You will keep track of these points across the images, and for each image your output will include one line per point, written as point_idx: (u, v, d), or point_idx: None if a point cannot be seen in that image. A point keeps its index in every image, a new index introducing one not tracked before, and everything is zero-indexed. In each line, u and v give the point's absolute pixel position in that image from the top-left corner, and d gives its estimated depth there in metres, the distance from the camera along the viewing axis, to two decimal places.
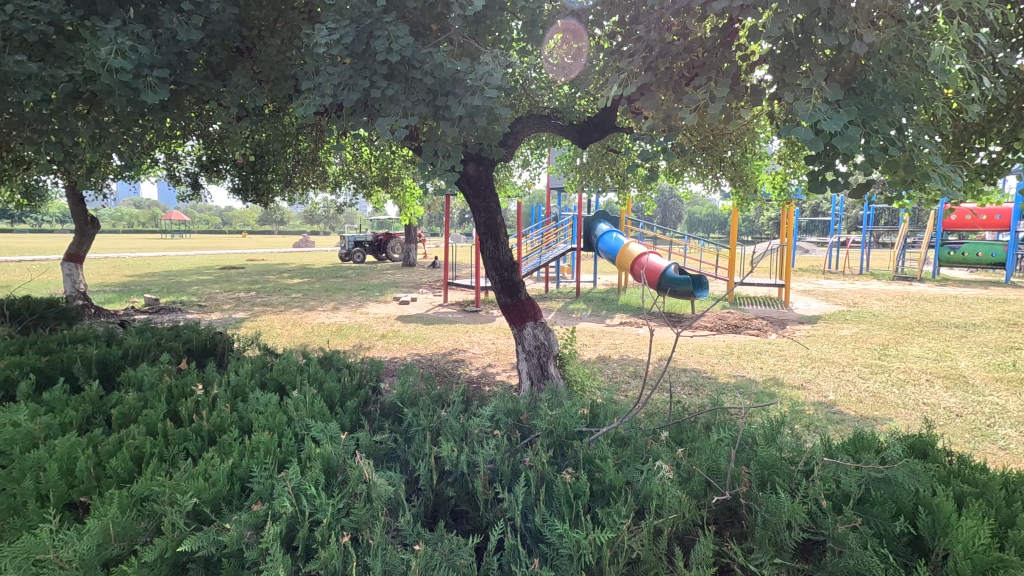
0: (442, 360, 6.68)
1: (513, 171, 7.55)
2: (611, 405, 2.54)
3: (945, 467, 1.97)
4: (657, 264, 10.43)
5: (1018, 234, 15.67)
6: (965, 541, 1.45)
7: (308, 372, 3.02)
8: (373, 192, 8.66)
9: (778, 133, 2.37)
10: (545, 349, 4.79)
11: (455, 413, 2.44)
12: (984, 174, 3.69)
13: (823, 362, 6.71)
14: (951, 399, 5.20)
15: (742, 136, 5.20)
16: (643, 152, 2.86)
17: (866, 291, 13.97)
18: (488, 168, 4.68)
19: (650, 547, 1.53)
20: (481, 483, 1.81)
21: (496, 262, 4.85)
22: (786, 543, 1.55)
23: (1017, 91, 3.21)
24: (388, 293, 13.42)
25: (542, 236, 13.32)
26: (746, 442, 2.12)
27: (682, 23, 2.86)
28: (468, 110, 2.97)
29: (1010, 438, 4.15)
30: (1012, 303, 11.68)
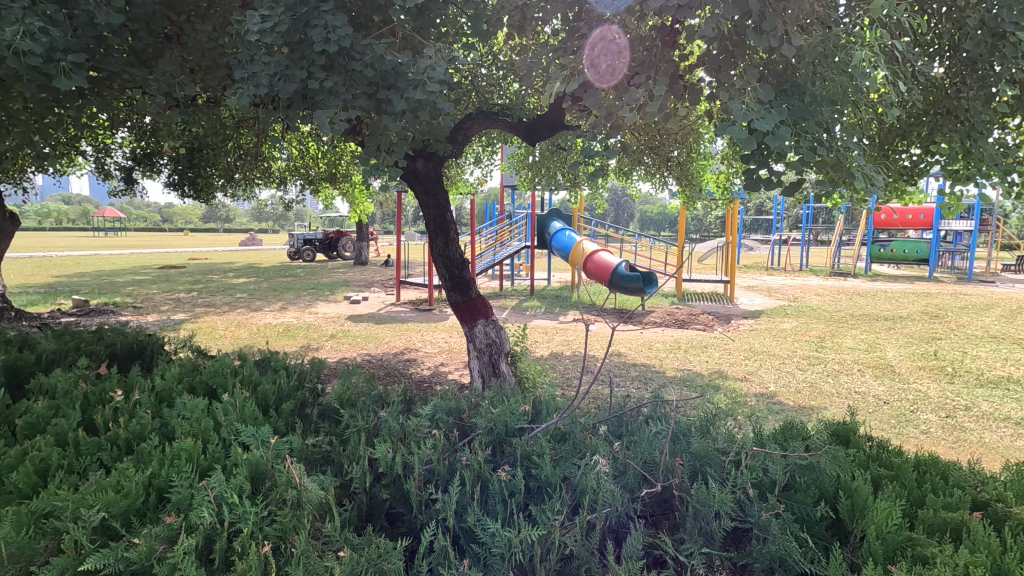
0: (393, 360, 6.55)
1: (464, 168, 7.48)
2: (554, 401, 2.54)
3: (865, 453, 2.06)
4: (608, 261, 10.58)
5: (939, 232, 16.81)
6: (878, 522, 1.51)
7: (243, 374, 2.88)
8: (321, 189, 8.41)
9: (714, 132, 2.42)
10: (496, 347, 4.75)
11: (395, 414, 2.38)
12: (906, 175, 3.91)
13: (765, 354, 6.99)
14: (880, 388, 5.50)
15: (687, 136, 5.34)
16: (587, 150, 2.88)
17: (805, 287, 14.66)
18: (437, 164, 4.61)
19: (582, 543, 1.53)
20: (415, 484, 1.76)
21: (446, 258, 4.79)
22: (715, 532, 1.58)
23: (934, 98, 3.40)
24: (339, 292, 13.08)
25: (496, 234, 13.22)
26: (681, 433, 2.15)
27: (622, 22, 2.90)
28: (411, 103, 2.89)
29: (931, 423, 4.44)
30: (933, 297, 12.52)
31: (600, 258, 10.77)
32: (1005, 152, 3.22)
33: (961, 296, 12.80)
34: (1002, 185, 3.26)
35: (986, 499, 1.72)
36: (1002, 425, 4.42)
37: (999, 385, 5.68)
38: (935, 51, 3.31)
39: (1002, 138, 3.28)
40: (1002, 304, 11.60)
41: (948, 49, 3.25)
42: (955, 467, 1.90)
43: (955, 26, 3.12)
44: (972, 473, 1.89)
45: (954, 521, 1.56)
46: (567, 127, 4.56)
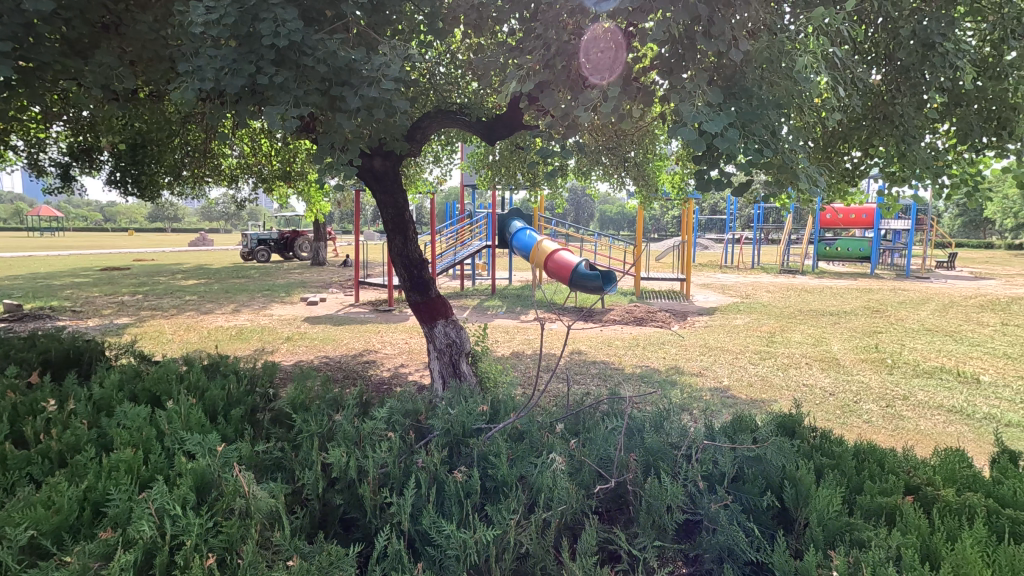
0: (351, 362, 6.42)
1: (424, 167, 7.41)
2: (513, 400, 2.54)
3: (809, 443, 2.14)
4: (568, 260, 10.70)
5: (879, 230, 17.71)
6: (821, 509, 1.57)
7: (189, 381, 2.77)
8: (275, 189, 8.17)
9: (666, 134, 2.48)
10: (457, 348, 4.70)
11: (350, 417, 2.33)
12: (848, 177, 4.10)
13: (718, 350, 7.21)
14: (825, 380, 5.77)
15: (642, 137, 5.44)
16: (544, 150, 2.90)
17: (757, 284, 15.21)
18: (395, 163, 4.55)
19: (537, 541, 1.53)
20: (369, 487, 1.72)
21: (404, 258, 4.73)
22: (667, 525, 1.62)
23: (872, 104, 3.58)
24: (295, 293, 12.75)
25: (456, 234, 13.15)
26: (636, 428, 2.19)
27: (577, 24, 2.92)
28: (365, 101, 2.82)
29: (872, 412, 4.68)
30: (874, 293, 13.19)
31: (560, 257, 10.87)
32: (936, 156, 3.42)
33: (898, 292, 13.54)
34: (934, 186, 3.45)
35: (917, 483, 1.82)
36: (935, 413, 4.70)
37: (933, 375, 6.03)
38: (872, 59, 3.49)
39: (933, 142, 3.48)
40: (936, 298, 12.33)
41: (884, 57, 3.44)
42: (890, 454, 2.00)
43: (890, 36, 3.29)
44: (906, 459, 1.99)
45: (888, 505, 1.64)
46: (525, 127, 4.56)
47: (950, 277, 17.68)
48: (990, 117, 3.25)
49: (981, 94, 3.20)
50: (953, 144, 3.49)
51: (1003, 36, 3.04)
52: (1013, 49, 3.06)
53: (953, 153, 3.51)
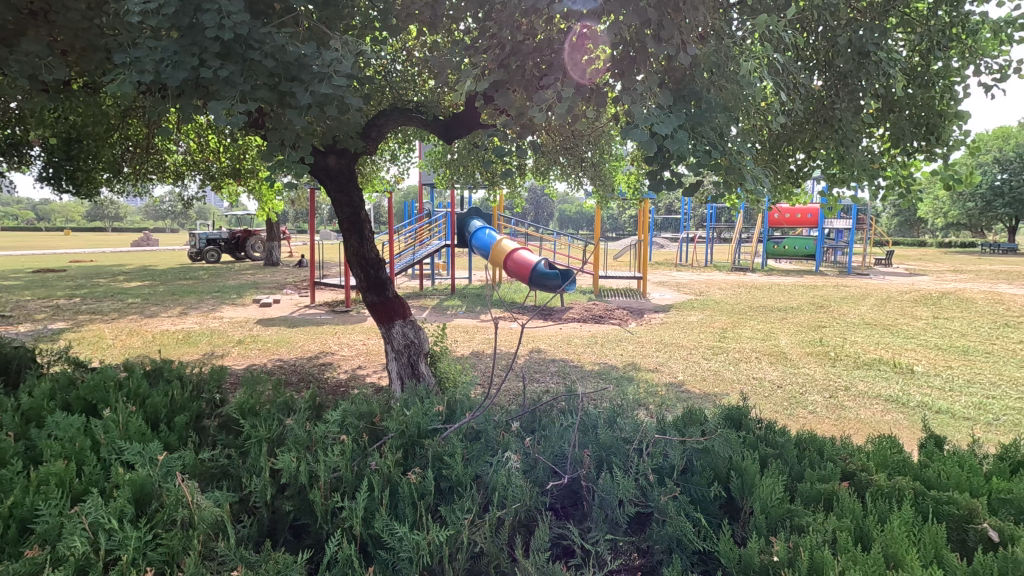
0: (307, 364, 6.27)
1: (380, 165, 7.29)
2: (469, 400, 2.53)
3: (755, 434, 2.23)
4: (528, 259, 10.77)
5: (823, 229, 18.56)
6: (764, 497, 1.64)
7: (129, 388, 2.64)
8: (224, 187, 7.87)
9: (618, 135, 2.52)
10: (415, 348, 4.63)
11: (301, 421, 2.27)
12: (793, 179, 4.27)
13: (673, 346, 7.40)
14: (774, 373, 6.00)
15: (598, 137, 5.52)
16: (498, 149, 2.91)
17: (709, 282, 15.67)
18: (350, 161, 4.46)
19: (491, 540, 1.54)
20: (320, 492, 1.69)
21: (360, 257, 4.64)
22: (619, 518, 1.65)
23: (813, 108, 3.74)
24: (247, 295, 12.32)
25: (415, 234, 13.01)
26: (590, 425, 2.23)
27: (530, 24, 2.94)
28: (316, 97, 2.75)
29: (817, 403, 4.90)
30: (818, 289, 13.84)
31: (519, 256, 10.93)
32: (872, 159, 3.61)
33: (841, 288, 14.23)
34: (871, 188, 3.63)
35: (852, 469, 1.92)
36: (874, 402, 4.97)
37: (872, 366, 6.38)
38: (812, 65, 3.64)
39: (870, 146, 3.66)
40: (874, 294, 13.02)
41: (823, 64, 3.59)
42: (829, 442, 2.10)
43: (828, 44, 3.45)
44: (844, 447, 2.09)
45: (826, 491, 1.72)
46: (482, 126, 4.55)
47: (888, 274, 18.70)
48: (920, 123, 3.45)
49: (912, 101, 3.39)
50: (888, 148, 3.68)
51: (930, 48, 3.23)
52: (939, 60, 3.25)
53: (887, 156, 3.70)
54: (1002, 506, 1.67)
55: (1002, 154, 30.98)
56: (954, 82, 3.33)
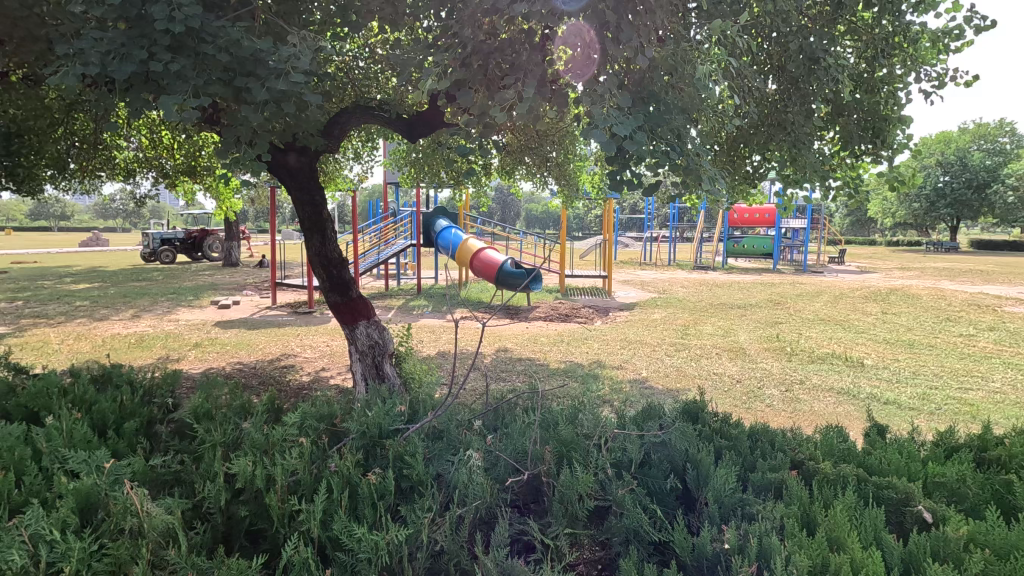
0: (268, 367, 6.12)
1: (343, 163, 7.17)
2: (431, 400, 2.52)
3: (710, 427, 2.30)
4: (494, 258, 10.79)
5: (780, 229, 19.20)
6: (718, 487, 1.69)
7: (75, 395, 2.53)
8: (179, 186, 7.59)
9: (579, 135, 2.55)
10: (380, 349, 4.57)
11: (259, 424, 2.22)
12: (749, 180, 4.41)
13: (638, 343, 7.53)
14: (733, 368, 6.19)
15: (561, 137, 5.59)
16: (460, 147, 2.91)
17: (673, 280, 16.00)
18: (311, 159, 4.38)
19: (452, 537, 1.54)
20: (276, 495, 1.65)
21: (323, 257, 4.55)
22: (578, 513, 1.68)
23: (767, 111, 3.87)
24: (205, 296, 11.93)
25: (380, 233, 12.85)
26: (551, 421, 2.25)
27: (491, 25, 2.95)
28: (273, 94, 2.69)
29: (774, 397, 5.07)
30: (775, 287, 14.31)
31: (485, 256, 10.93)
32: (823, 161, 3.75)
33: (797, 286, 14.75)
34: (822, 188, 3.78)
35: (801, 458, 1.99)
36: (827, 394, 5.18)
37: (825, 360, 6.64)
38: (766, 69, 3.76)
39: (821, 148, 3.81)
40: (828, 291, 13.54)
41: (776, 69, 3.71)
42: (780, 433, 2.18)
43: (780, 50, 3.58)
44: (793, 437, 2.18)
45: (776, 480, 1.79)
46: (446, 125, 4.52)
47: (840, 271, 19.51)
48: (866, 127, 3.61)
49: (859, 106, 3.55)
50: (837, 150, 3.84)
51: (875, 55, 3.39)
52: (884, 66, 3.41)
53: (837, 158, 3.86)
54: (936, 489, 1.78)
55: (944, 157, 32.70)
56: (898, 88, 3.50)
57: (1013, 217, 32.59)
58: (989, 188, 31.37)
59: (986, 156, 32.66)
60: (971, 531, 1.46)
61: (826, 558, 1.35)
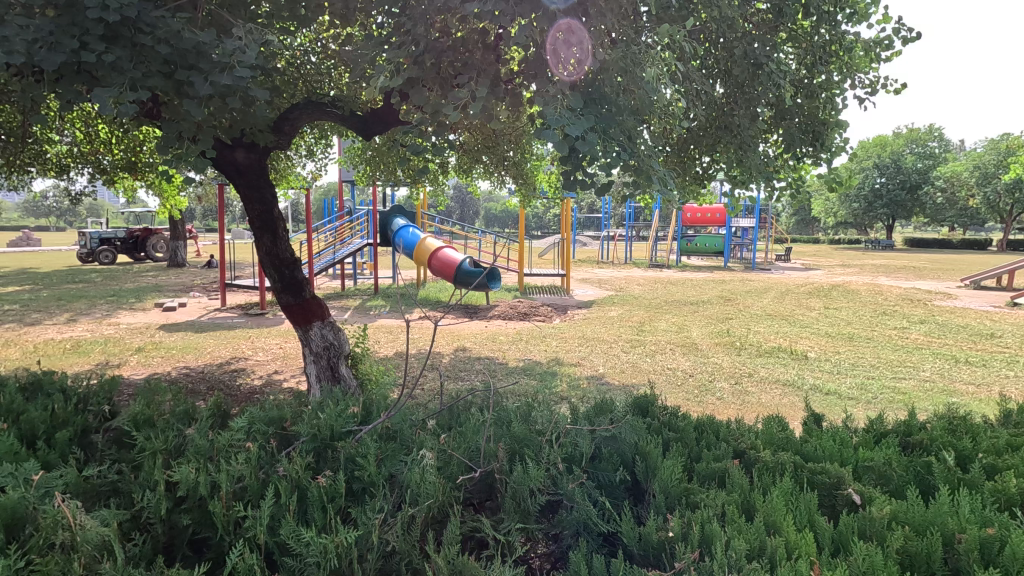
0: (216, 371, 5.90)
1: (295, 160, 6.97)
2: (385, 401, 2.50)
3: (659, 420, 2.37)
4: (452, 257, 10.75)
5: (730, 228, 19.88)
6: (665, 478, 1.75)
7: (0, 405, 2.38)
8: (118, 182, 7.20)
9: (532, 135, 2.56)
10: (335, 350, 4.48)
11: (203, 430, 2.15)
12: (699, 180, 4.54)
13: (595, 340, 7.66)
14: (686, 363, 6.38)
15: (518, 136, 5.63)
16: (413, 146, 2.89)
17: (629, 278, 16.32)
18: (260, 156, 4.25)
19: (403, 537, 1.54)
20: (221, 503, 1.61)
21: (273, 258, 4.42)
22: (530, 508, 1.70)
23: (715, 114, 3.97)
24: (148, 299, 11.38)
25: (335, 232, 12.57)
26: (505, 419, 2.27)
27: (443, 23, 2.95)
28: (217, 88, 2.60)
29: (724, 390, 5.26)
30: (726, 284, 14.79)
31: (444, 254, 10.87)
32: (768, 162, 3.90)
33: (746, 283, 15.31)
34: (767, 189, 3.94)
35: (743, 447, 2.08)
36: (773, 386, 5.41)
37: (772, 353, 6.93)
38: (714, 74, 3.84)
39: (766, 150, 3.97)
40: (775, 287, 14.11)
41: (723, 73, 3.84)
42: (724, 424, 2.26)
43: (725, 55, 3.70)
44: (736, 428, 2.26)
45: (720, 470, 1.86)
46: (401, 123, 4.46)
47: (786, 268, 20.37)
48: (807, 130, 3.78)
49: (800, 110, 3.72)
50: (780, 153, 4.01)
51: (813, 62, 3.56)
52: (822, 73, 3.59)
53: (780, 160, 4.02)
54: (866, 472, 1.89)
55: (880, 159, 34.59)
56: (835, 94, 3.69)
57: (942, 216, 34.81)
58: (921, 189, 33.40)
59: (918, 159, 34.74)
60: (894, 510, 1.57)
61: (762, 541, 1.42)
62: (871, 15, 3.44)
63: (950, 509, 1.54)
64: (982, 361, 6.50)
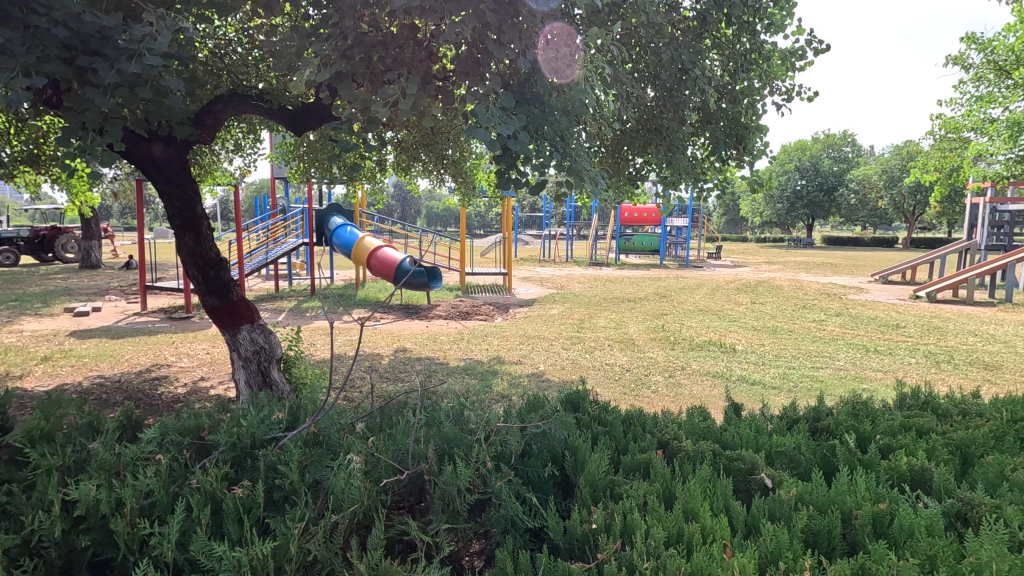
0: (134, 380, 5.51)
1: (222, 156, 6.60)
2: (312, 406, 2.41)
3: (590, 415, 2.42)
4: (392, 256, 10.55)
5: (666, 227, 20.59)
6: (593, 472, 1.78)
7: None
8: (19, 177, 6.57)
9: (463, 134, 2.53)
10: (266, 354, 4.29)
11: (109, 443, 2.00)
12: (633, 181, 4.65)
13: (535, 338, 7.74)
14: (623, 358, 6.56)
15: (456, 135, 5.59)
16: (342, 143, 2.81)
17: (569, 276, 16.60)
18: (180, 151, 4.00)
19: (325, 545, 1.49)
20: (124, 520, 1.50)
21: (197, 258, 4.17)
22: (459, 508, 1.69)
23: (644, 116, 4.07)
24: (56, 303, 10.48)
25: (268, 231, 12.02)
26: (436, 420, 2.25)
27: (372, 17, 2.87)
28: (124, 77, 2.42)
29: (658, 383, 5.45)
30: (661, 281, 15.33)
31: (383, 254, 10.65)
32: (694, 164, 4.06)
33: (680, 279, 15.91)
34: (696, 189, 4.09)
35: (667, 438, 2.15)
36: (703, 378, 5.67)
37: (703, 347, 7.23)
38: (644, 77, 3.93)
39: (693, 152, 4.13)
40: (706, 284, 14.75)
41: (652, 77, 3.93)
42: (651, 417, 2.34)
43: (652, 60, 3.77)
44: (662, 420, 2.34)
45: (644, 461, 1.92)
46: (335, 119, 4.32)
47: (717, 265, 21.34)
48: (731, 134, 3.96)
49: (724, 114, 3.89)
50: (707, 155, 4.17)
51: (736, 68, 3.71)
52: (744, 80, 3.72)
53: (707, 161, 4.19)
54: (778, 457, 2.01)
55: (801, 163, 36.85)
56: (756, 99, 3.88)
57: (855, 217, 37.53)
58: (836, 191, 35.87)
59: (834, 163, 37.28)
60: (800, 492, 1.67)
61: (680, 529, 1.48)
62: (786, 27, 3.70)
63: (849, 488, 1.65)
64: (888, 350, 7.07)
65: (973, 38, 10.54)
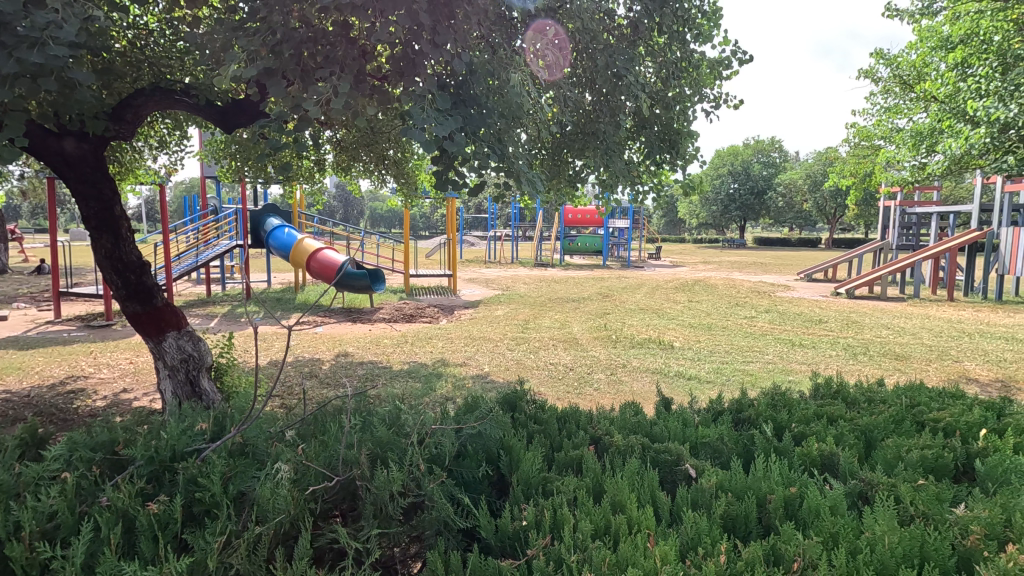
0: (46, 394, 5.09)
1: (145, 153, 6.22)
2: (239, 415, 2.32)
3: (526, 414, 2.45)
4: (332, 259, 10.26)
5: (609, 228, 21.08)
6: (526, 470, 1.81)
7: None
8: None
9: (397, 134, 2.48)
10: (195, 362, 4.06)
11: (7, 463, 1.85)
12: (573, 184, 4.74)
13: (480, 339, 7.75)
14: (567, 357, 6.67)
15: (396, 135, 5.50)
16: (270, 141, 2.71)
17: (514, 277, 16.74)
18: (94, 146, 3.73)
19: (248, 558, 1.44)
20: (22, 545, 1.40)
21: (116, 262, 3.90)
22: (391, 512, 1.66)
23: (582, 120, 4.15)
24: None
25: (198, 233, 11.42)
26: (369, 425, 2.22)
27: (302, 12, 2.79)
28: (25, 67, 2.23)
29: (600, 381, 5.58)
30: (604, 281, 15.69)
31: (323, 256, 10.33)
32: (630, 167, 4.18)
33: (622, 279, 16.33)
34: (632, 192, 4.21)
35: (599, 435, 2.21)
36: (643, 374, 5.85)
37: (644, 344, 7.47)
38: (581, 82, 4.01)
39: (630, 156, 4.24)
40: (647, 283, 15.23)
41: (589, 82, 4.01)
42: (586, 414, 2.39)
43: (588, 64, 3.84)
44: (597, 416, 2.40)
45: (575, 457, 1.97)
46: (267, 117, 4.17)
47: (657, 265, 22.09)
48: (664, 138, 4.10)
49: (659, 119, 4.01)
50: (642, 159, 4.30)
51: (668, 75, 3.84)
52: (676, 87, 3.90)
53: (642, 165, 4.32)
54: (702, 448, 2.11)
55: (733, 167, 38.65)
56: (687, 106, 4.05)
57: (782, 219, 39.75)
58: (766, 195, 37.89)
59: (763, 168, 39.35)
60: (720, 480, 1.76)
61: (607, 521, 1.53)
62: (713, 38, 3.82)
63: (763, 474, 1.76)
64: (812, 343, 7.53)
65: (882, 54, 11.37)
